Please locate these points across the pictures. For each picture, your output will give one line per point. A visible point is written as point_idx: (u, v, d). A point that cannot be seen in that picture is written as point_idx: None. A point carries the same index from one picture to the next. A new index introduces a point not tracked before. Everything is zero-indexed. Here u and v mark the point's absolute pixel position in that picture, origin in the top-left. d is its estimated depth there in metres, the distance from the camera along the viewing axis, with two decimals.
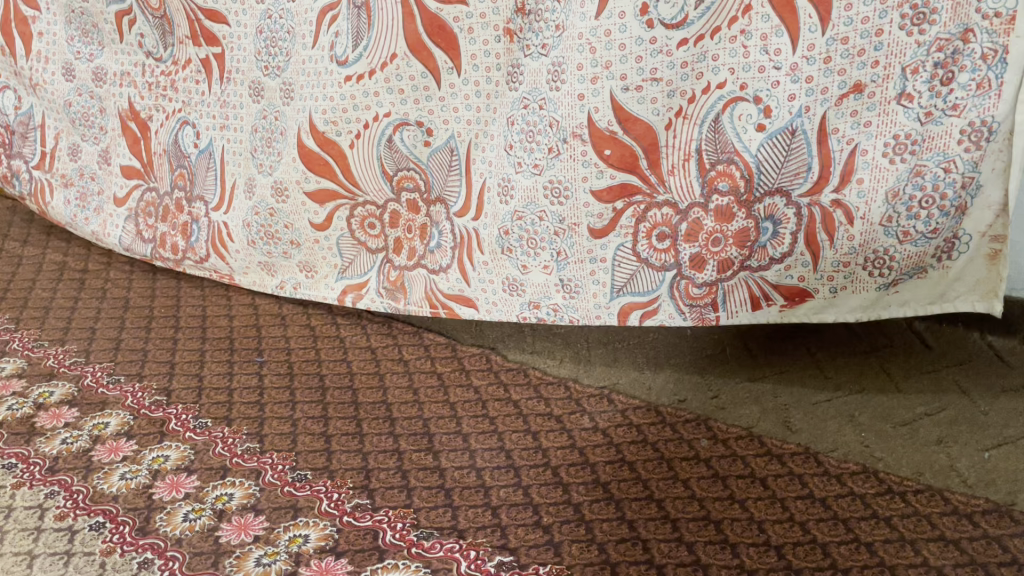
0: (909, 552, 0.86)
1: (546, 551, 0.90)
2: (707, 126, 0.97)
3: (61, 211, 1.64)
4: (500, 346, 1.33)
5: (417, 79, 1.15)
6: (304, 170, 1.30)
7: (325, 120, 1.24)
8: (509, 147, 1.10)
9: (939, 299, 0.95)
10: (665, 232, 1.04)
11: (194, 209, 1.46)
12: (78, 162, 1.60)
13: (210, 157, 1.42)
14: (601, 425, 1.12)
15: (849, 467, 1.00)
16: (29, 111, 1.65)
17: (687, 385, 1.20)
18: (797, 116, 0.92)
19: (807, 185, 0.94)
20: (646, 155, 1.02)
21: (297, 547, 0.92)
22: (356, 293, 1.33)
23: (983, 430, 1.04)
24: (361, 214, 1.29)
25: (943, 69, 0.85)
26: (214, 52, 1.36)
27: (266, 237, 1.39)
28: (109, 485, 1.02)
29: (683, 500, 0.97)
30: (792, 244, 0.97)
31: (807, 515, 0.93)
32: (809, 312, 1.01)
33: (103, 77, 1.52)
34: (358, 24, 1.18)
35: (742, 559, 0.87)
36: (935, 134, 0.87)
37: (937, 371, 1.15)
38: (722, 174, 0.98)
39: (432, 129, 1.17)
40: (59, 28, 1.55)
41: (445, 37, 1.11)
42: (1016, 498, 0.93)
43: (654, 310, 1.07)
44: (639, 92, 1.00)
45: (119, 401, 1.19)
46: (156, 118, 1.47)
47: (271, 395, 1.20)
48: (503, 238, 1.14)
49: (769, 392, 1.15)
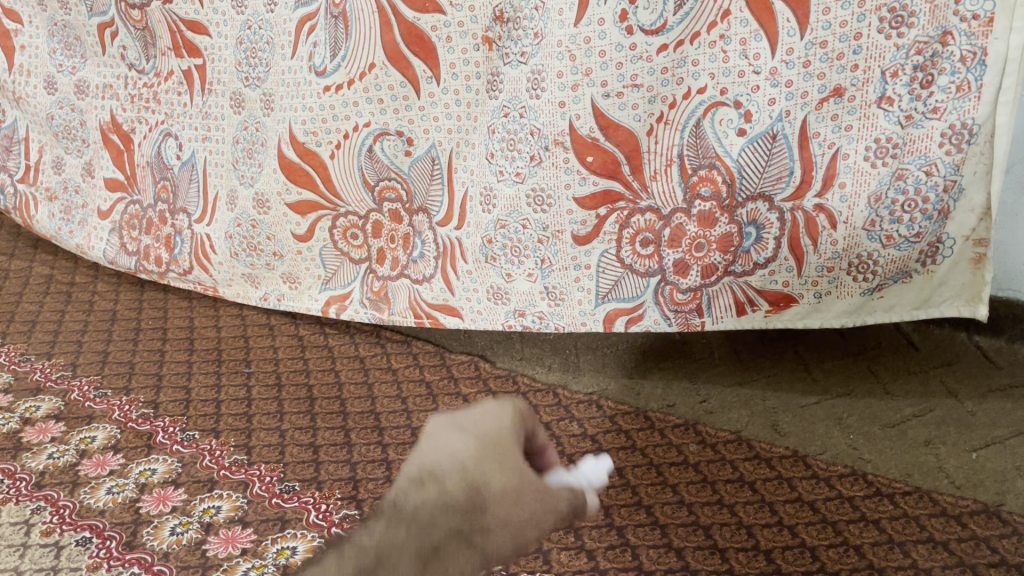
0: (898, 555, 0.86)
1: (535, 559, 0.89)
2: (688, 132, 0.97)
3: (45, 225, 1.63)
4: (488, 353, 1.32)
5: (396, 88, 1.14)
6: (286, 180, 1.29)
7: (305, 131, 1.23)
8: (491, 155, 1.10)
9: (925, 303, 0.96)
10: (648, 239, 1.03)
11: (177, 221, 1.46)
12: (63, 175, 1.60)
13: (193, 168, 1.41)
14: (591, 431, 1.11)
15: (837, 469, 0.99)
16: (14, 124, 1.65)
17: (675, 390, 1.19)
18: (777, 120, 0.92)
19: (789, 190, 0.94)
20: (628, 161, 1.01)
21: (284, 560, 0.91)
22: (340, 304, 1.33)
23: (971, 430, 1.03)
24: (344, 224, 1.28)
25: (922, 72, 0.85)
26: (196, 64, 1.35)
27: (249, 249, 1.39)
28: (96, 499, 1.01)
29: (672, 506, 0.96)
30: (775, 248, 0.98)
31: (795, 519, 0.92)
32: (793, 317, 1.02)
33: (85, 89, 1.51)
34: (336, 33, 1.17)
35: (731, 564, 0.87)
36: (916, 138, 0.87)
37: (924, 371, 1.15)
38: (704, 179, 0.98)
39: (413, 138, 1.16)
40: (41, 41, 1.55)
41: (423, 46, 1.10)
42: (1005, 498, 0.92)
43: (639, 316, 1.08)
44: (619, 98, 0.99)
45: (106, 414, 1.18)
46: (139, 130, 1.47)
47: (258, 406, 1.20)
48: (486, 246, 1.14)
49: (758, 396, 1.15)
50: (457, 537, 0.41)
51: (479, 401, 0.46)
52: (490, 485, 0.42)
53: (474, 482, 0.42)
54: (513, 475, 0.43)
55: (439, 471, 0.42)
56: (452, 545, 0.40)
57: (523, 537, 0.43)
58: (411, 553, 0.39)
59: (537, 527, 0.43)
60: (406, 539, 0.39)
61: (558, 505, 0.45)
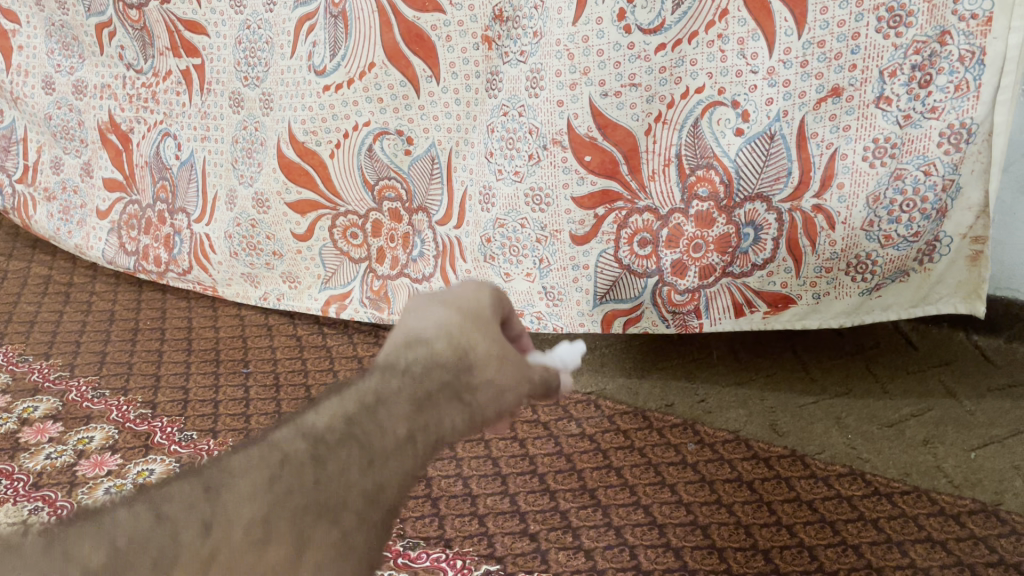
0: (897, 555, 0.86)
1: (534, 559, 0.89)
2: (687, 131, 0.97)
3: (44, 225, 1.63)
4: None
5: (395, 88, 1.14)
6: (285, 180, 1.29)
7: (304, 130, 1.23)
8: (490, 154, 1.10)
9: (922, 300, 0.97)
10: (646, 239, 1.04)
11: (176, 221, 1.46)
12: (61, 175, 1.60)
13: (191, 168, 1.41)
14: (589, 430, 1.11)
15: (835, 469, 0.99)
16: (12, 124, 1.65)
17: (673, 390, 1.19)
18: (775, 120, 0.92)
19: (787, 190, 0.94)
20: (626, 161, 1.01)
21: None
22: (340, 304, 1.33)
23: (969, 429, 1.04)
24: (344, 223, 1.28)
25: (920, 72, 0.85)
26: (194, 64, 1.35)
27: (248, 249, 1.39)
28: (93, 500, 1.01)
29: (670, 505, 0.96)
30: (773, 249, 0.98)
31: (793, 518, 0.92)
32: (792, 318, 1.02)
33: (83, 89, 1.51)
34: (335, 33, 1.16)
35: (729, 563, 0.87)
36: (914, 138, 0.88)
37: (923, 371, 1.15)
38: (702, 179, 0.98)
39: (412, 138, 1.17)
40: (39, 41, 1.55)
41: (423, 45, 1.09)
42: (1003, 498, 0.93)
43: (637, 317, 1.09)
44: (617, 97, 0.99)
45: (104, 414, 1.18)
46: (138, 130, 1.47)
47: (257, 406, 1.20)
48: (485, 246, 1.14)
49: (756, 396, 1.15)
50: (447, 386, 0.54)
51: (461, 285, 0.62)
52: (474, 349, 0.56)
53: (461, 346, 0.56)
54: (490, 342, 0.57)
55: (427, 337, 0.55)
56: (445, 394, 0.53)
57: (503, 397, 0.56)
58: (407, 396, 0.51)
59: (514, 389, 0.57)
60: (404, 384, 0.52)
61: (531, 376, 0.59)
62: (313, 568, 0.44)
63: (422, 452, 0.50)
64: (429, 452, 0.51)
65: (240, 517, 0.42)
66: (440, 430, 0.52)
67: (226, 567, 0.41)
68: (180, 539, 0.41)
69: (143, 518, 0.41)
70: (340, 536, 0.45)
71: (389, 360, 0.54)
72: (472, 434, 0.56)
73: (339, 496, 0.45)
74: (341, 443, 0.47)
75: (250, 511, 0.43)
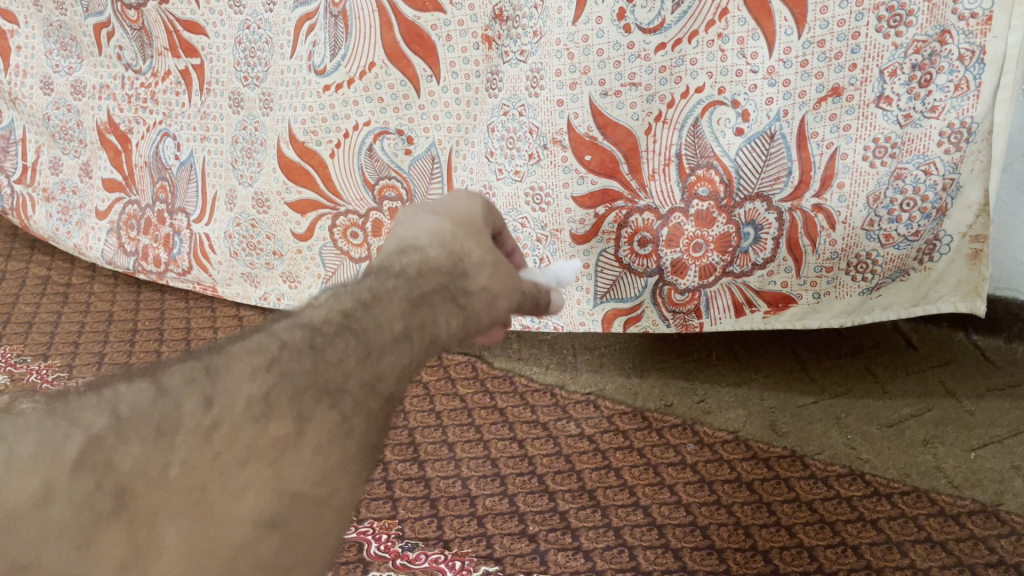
0: (896, 555, 0.86)
1: (533, 560, 0.90)
2: (686, 131, 0.97)
3: (43, 225, 1.64)
4: (486, 354, 1.31)
5: (396, 87, 1.14)
6: (285, 180, 1.28)
7: (305, 130, 1.22)
8: (491, 154, 1.11)
9: (922, 299, 0.97)
10: (647, 239, 1.04)
11: (176, 221, 1.46)
12: (60, 176, 1.60)
13: (191, 168, 1.41)
14: (588, 431, 1.11)
15: (834, 469, 0.99)
16: (11, 124, 1.65)
17: (672, 390, 1.19)
18: (775, 120, 0.92)
19: (787, 189, 0.95)
20: (626, 160, 1.01)
21: None
22: None
23: (970, 430, 1.04)
24: (344, 223, 1.28)
25: (920, 71, 0.85)
26: (194, 64, 1.34)
27: (248, 248, 1.39)
28: None
29: (669, 506, 0.96)
30: (774, 249, 0.98)
31: (793, 519, 0.92)
32: (792, 317, 1.02)
33: (82, 90, 1.51)
34: (336, 32, 1.15)
35: (729, 564, 0.87)
36: (915, 137, 0.88)
37: (922, 371, 1.15)
38: (702, 179, 0.98)
39: (412, 138, 1.16)
40: (38, 42, 1.54)
41: (423, 45, 1.09)
42: (1003, 498, 0.93)
43: (637, 316, 1.10)
44: (618, 97, 0.99)
45: None
46: (137, 130, 1.47)
47: None
48: None
49: (755, 396, 1.15)
50: (444, 288, 0.57)
51: (451, 198, 0.67)
52: (466, 256, 0.61)
53: (455, 253, 0.60)
54: (481, 251, 0.62)
55: (422, 246, 0.60)
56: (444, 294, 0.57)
57: (493, 302, 0.62)
58: (406, 294, 0.54)
59: (503, 295, 0.63)
60: (399, 286, 0.55)
61: (518, 286, 0.65)
62: (314, 447, 0.45)
63: (421, 347, 0.53)
64: (429, 348, 0.54)
65: (239, 395, 0.44)
66: (436, 327, 0.55)
67: (229, 437, 0.43)
68: (183, 411, 0.42)
69: (144, 391, 0.42)
70: (340, 418, 0.47)
71: (385, 264, 0.57)
72: (468, 337, 0.60)
73: (339, 380, 0.47)
74: (339, 333, 0.49)
75: (249, 390, 0.44)
